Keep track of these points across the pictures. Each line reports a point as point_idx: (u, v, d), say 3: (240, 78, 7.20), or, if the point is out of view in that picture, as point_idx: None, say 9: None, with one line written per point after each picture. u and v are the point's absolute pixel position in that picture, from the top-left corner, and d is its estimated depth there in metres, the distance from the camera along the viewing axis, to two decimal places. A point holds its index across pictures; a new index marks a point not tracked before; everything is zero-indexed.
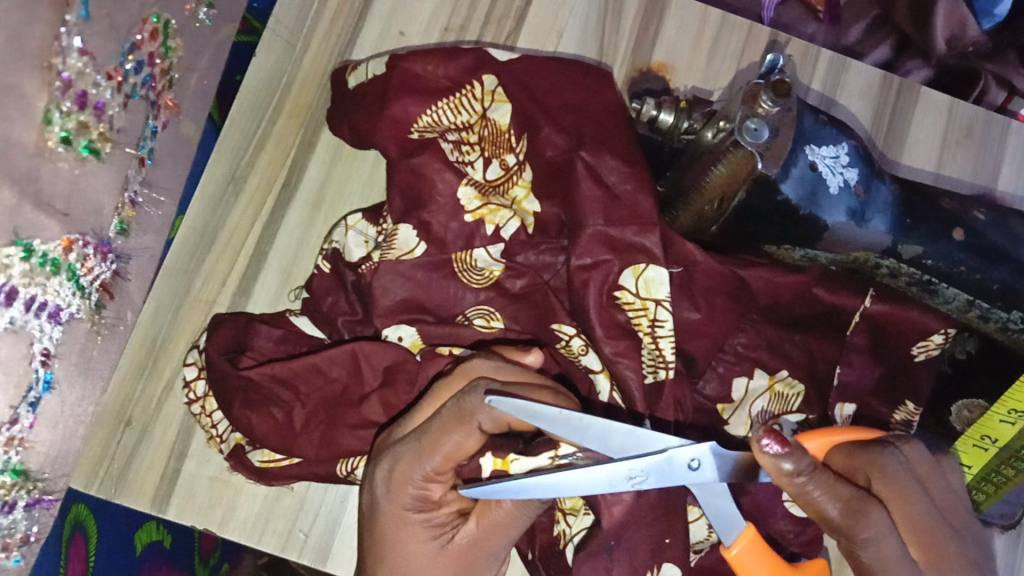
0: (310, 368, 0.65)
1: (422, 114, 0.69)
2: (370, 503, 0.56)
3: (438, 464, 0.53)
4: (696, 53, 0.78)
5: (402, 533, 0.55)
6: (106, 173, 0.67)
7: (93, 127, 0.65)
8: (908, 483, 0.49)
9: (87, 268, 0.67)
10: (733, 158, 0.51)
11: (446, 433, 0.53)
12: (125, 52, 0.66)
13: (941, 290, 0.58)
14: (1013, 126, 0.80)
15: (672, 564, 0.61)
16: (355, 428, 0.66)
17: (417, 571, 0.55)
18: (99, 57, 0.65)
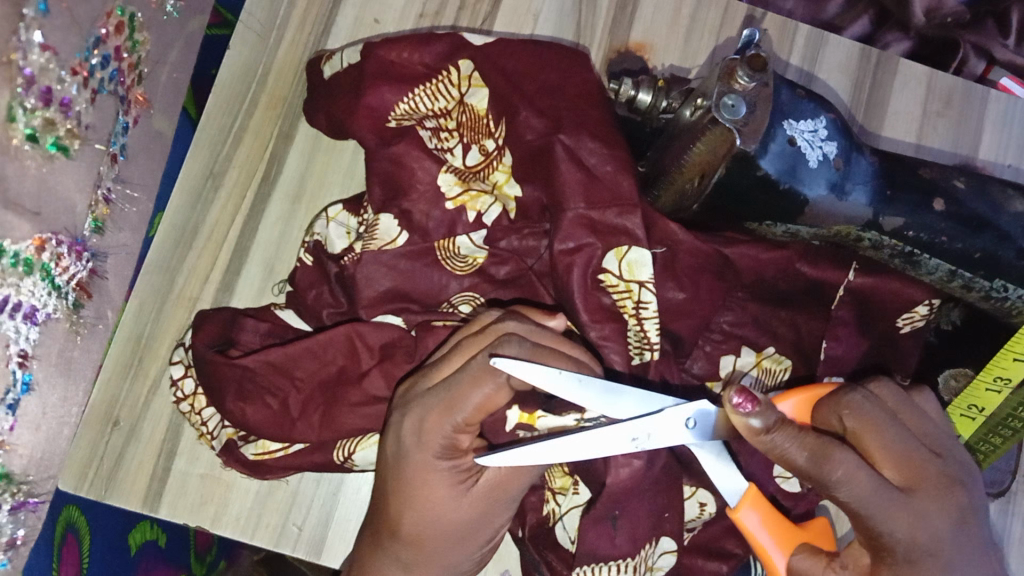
0: (308, 350, 0.64)
1: (399, 102, 0.68)
2: (394, 451, 0.54)
3: (465, 418, 0.51)
4: (674, 31, 0.77)
5: (425, 481, 0.53)
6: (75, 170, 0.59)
7: (60, 123, 0.56)
8: (879, 414, 0.47)
9: (63, 267, 0.58)
10: (711, 135, 0.51)
11: (476, 386, 0.50)
12: (90, 47, 0.58)
13: (923, 261, 0.58)
14: (992, 94, 0.80)
15: (668, 536, 0.62)
16: (357, 406, 0.65)
17: (413, 536, 0.55)
18: (62, 52, 0.54)
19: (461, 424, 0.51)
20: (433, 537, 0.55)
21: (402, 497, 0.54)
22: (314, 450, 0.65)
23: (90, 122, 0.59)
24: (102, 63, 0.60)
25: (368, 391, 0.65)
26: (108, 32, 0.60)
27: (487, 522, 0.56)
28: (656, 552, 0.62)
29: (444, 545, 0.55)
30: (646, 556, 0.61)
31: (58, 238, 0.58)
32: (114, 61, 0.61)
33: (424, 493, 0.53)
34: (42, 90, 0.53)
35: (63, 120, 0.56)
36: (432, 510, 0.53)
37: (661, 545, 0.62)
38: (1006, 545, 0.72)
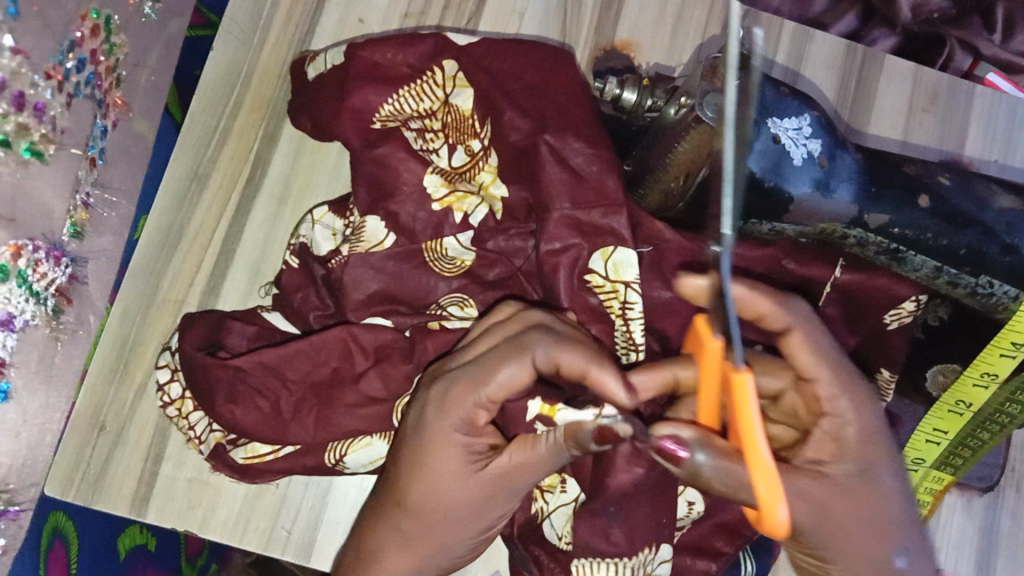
0: (305, 350, 0.64)
1: (383, 104, 0.68)
2: (415, 421, 0.55)
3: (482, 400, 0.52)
4: (659, 29, 0.77)
5: (438, 451, 0.53)
6: (51, 175, 0.58)
7: (35, 128, 0.56)
8: (853, 393, 0.53)
9: (40, 273, 0.58)
10: (695, 133, 0.50)
11: (502, 364, 0.53)
12: (64, 50, 0.58)
13: (909, 258, 0.58)
14: (978, 90, 0.80)
15: (667, 543, 0.61)
16: (356, 407, 0.64)
17: (413, 505, 0.54)
18: (33, 56, 0.55)
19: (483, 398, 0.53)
20: (438, 513, 0.55)
21: (413, 466, 0.54)
22: (304, 455, 0.64)
23: (66, 126, 0.59)
24: (77, 67, 0.59)
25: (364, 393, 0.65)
26: (83, 35, 0.60)
27: (490, 509, 0.56)
28: (656, 559, 0.61)
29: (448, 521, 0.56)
30: (645, 561, 0.60)
31: (34, 244, 0.57)
32: (90, 65, 0.61)
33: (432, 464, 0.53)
34: (15, 94, 0.53)
35: (38, 124, 0.56)
36: (441, 481, 0.54)
37: (660, 553, 0.61)
38: (995, 540, 0.72)
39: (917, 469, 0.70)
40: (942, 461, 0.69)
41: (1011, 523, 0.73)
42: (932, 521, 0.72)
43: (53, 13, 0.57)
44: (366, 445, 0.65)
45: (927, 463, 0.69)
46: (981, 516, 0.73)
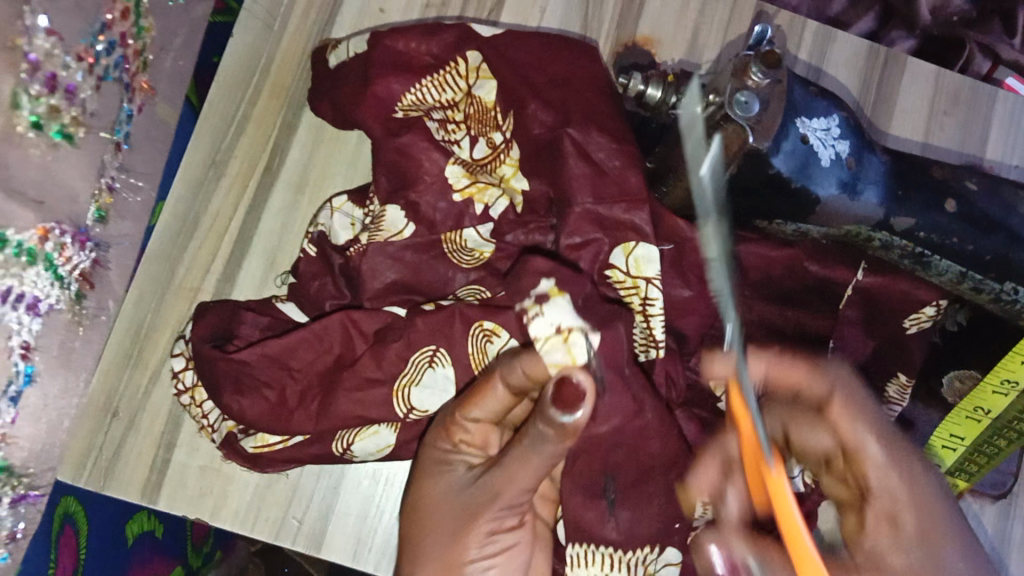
0: (307, 338, 0.64)
1: (406, 93, 0.68)
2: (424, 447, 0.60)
3: (478, 414, 0.57)
4: (682, 25, 0.77)
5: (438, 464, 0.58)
6: (79, 160, 0.58)
7: (64, 111, 0.55)
8: (904, 469, 0.52)
9: (65, 257, 0.58)
10: (724, 134, 0.49)
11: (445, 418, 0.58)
12: (94, 33, 0.57)
13: (933, 262, 0.58)
14: (1000, 94, 0.79)
15: (674, 547, 0.60)
16: (351, 391, 0.62)
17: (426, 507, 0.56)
18: (67, 37, 0.54)
19: (488, 412, 0.57)
20: (433, 538, 0.55)
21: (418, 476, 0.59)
22: (314, 442, 0.64)
23: (94, 110, 0.59)
24: (108, 50, 0.59)
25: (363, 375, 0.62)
26: (113, 18, 0.59)
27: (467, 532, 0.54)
28: (659, 559, 0.60)
29: (438, 542, 0.55)
30: (645, 559, 0.60)
31: (61, 227, 0.57)
32: (120, 48, 0.61)
33: (427, 488, 0.57)
34: (48, 75, 0.52)
35: (67, 107, 0.55)
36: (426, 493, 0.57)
37: (664, 555, 0.60)
38: (1007, 548, 0.72)
39: None
40: (956, 468, 0.69)
41: None
42: None
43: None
44: (374, 433, 0.64)
45: (942, 469, 0.69)
46: (993, 524, 0.73)
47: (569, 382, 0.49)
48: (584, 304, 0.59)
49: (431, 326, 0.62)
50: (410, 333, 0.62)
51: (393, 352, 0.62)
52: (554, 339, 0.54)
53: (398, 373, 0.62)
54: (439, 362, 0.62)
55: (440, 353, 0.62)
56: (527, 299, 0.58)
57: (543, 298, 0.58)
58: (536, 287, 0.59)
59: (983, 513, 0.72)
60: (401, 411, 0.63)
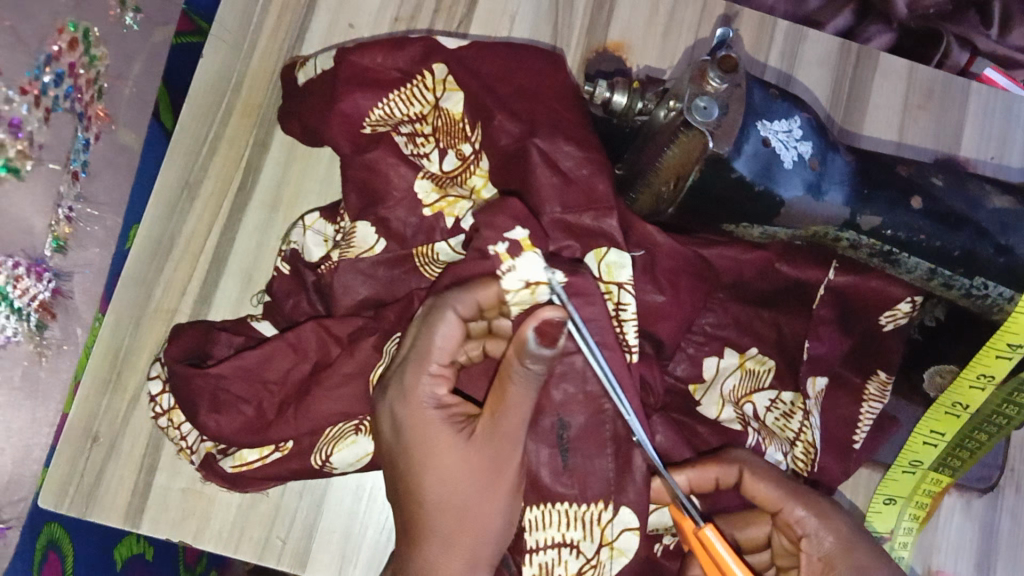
0: (282, 348, 0.64)
1: (374, 108, 0.68)
2: (390, 425, 0.54)
3: (442, 353, 0.53)
4: (651, 31, 0.77)
5: (428, 438, 0.52)
6: (32, 190, 0.71)
7: None
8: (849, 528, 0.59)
9: (20, 288, 0.70)
10: (684, 138, 0.50)
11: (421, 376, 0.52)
12: (40, 65, 0.70)
13: (902, 260, 0.57)
14: (973, 87, 0.80)
15: (631, 509, 0.57)
16: (332, 388, 0.63)
17: (448, 478, 0.52)
18: None
19: (449, 343, 0.53)
20: (464, 501, 0.52)
21: (413, 461, 0.52)
22: (293, 457, 0.64)
23: (44, 141, 0.71)
24: (55, 80, 0.71)
25: (343, 372, 0.63)
26: (60, 49, 0.71)
27: (495, 491, 0.52)
28: (616, 524, 0.57)
29: (471, 497, 0.52)
30: (598, 517, 0.57)
31: (14, 259, 0.70)
32: (69, 77, 0.72)
33: (427, 455, 0.52)
34: None
35: None
36: (441, 468, 0.52)
37: (621, 517, 0.57)
38: (996, 541, 0.72)
39: (914, 471, 0.69)
40: (939, 463, 0.68)
41: (1012, 524, 0.73)
42: (932, 524, 0.72)
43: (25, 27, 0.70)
44: (351, 443, 0.63)
45: (924, 465, 0.69)
46: (981, 519, 0.72)
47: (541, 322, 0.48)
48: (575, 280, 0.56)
49: (399, 315, 0.64)
50: (382, 324, 0.64)
51: (370, 344, 0.63)
52: (523, 293, 0.53)
53: (374, 364, 0.63)
54: None
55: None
56: (497, 248, 0.55)
57: (515, 249, 0.55)
58: (508, 235, 0.55)
59: (968, 507, 0.72)
60: None
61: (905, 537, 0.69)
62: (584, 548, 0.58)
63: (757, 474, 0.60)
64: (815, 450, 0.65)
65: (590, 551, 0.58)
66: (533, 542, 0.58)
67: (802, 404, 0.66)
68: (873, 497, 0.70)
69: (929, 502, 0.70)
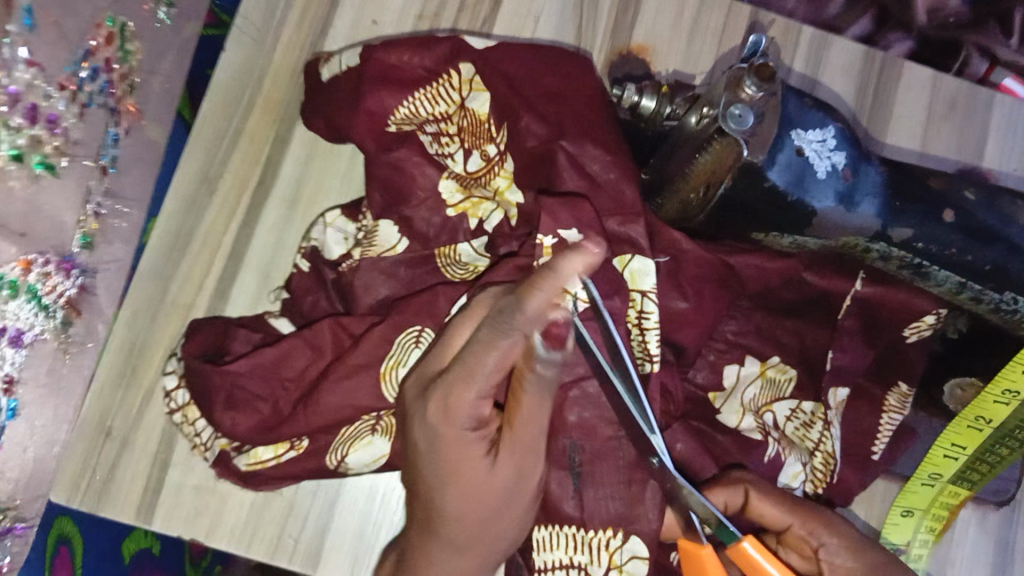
0: (300, 345, 0.64)
1: (399, 106, 0.67)
2: (413, 440, 0.51)
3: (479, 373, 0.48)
4: (676, 34, 0.76)
5: (457, 454, 0.49)
6: (63, 190, 0.72)
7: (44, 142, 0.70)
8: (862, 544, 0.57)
9: (49, 286, 0.70)
10: (718, 145, 0.50)
11: (449, 392, 0.49)
12: (77, 61, 0.71)
13: (932, 273, 0.57)
14: (997, 98, 0.79)
15: (640, 537, 0.56)
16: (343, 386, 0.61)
17: (474, 493, 0.50)
18: (47, 68, 0.70)
19: (499, 368, 0.46)
20: (486, 514, 0.51)
21: (438, 477, 0.50)
22: (308, 456, 0.63)
23: (78, 138, 0.72)
24: (92, 77, 0.72)
25: (351, 362, 0.61)
26: (97, 43, 0.72)
27: (515, 499, 0.52)
28: (623, 550, 0.56)
29: (492, 511, 0.51)
30: (604, 542, 0.57)
31: (45, 257, 0.70)
32: (104, 74, 0.73)
33: (455, 472, 0.50)
34: (27, 108, 0.69)
35: (50, 138, 0.70)
36: (470, 485, 0.50)
37: (630, 544, 0.57)
38: (1012, 555, 0.72)
39: (933, 485, 0.69)
40: (958, 477, 0.68)
41: None
42: (947, 538, 0.71)
43: (69, 24, 0.71)
44: (368, 443, 0.63)
45: (944, 479, 0.68)
46: (997, 532, 0.72)
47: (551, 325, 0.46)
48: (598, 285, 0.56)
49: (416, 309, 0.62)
50: (395, 316, 0.62)
51: (378, 334, 0.61)
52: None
53: (385, 355, 0.61)
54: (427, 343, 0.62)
55: (425, 332, 0.62)
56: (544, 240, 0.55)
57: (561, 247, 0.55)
58: (561, 231, 0.55)
59: (985, 520, 0.72)
60: (391, 395, 0.61)
61: (919, 549, 0.69)
62: (591, 571, 0.57)
63: (763, 492, 0.58)
64: (834, 461, 0.65)
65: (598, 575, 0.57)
66: (541, 562, 0.58)
67: (822, 413, 0.66)
68: (890, 509, 0.70)
69: (946, 515, 0.69)
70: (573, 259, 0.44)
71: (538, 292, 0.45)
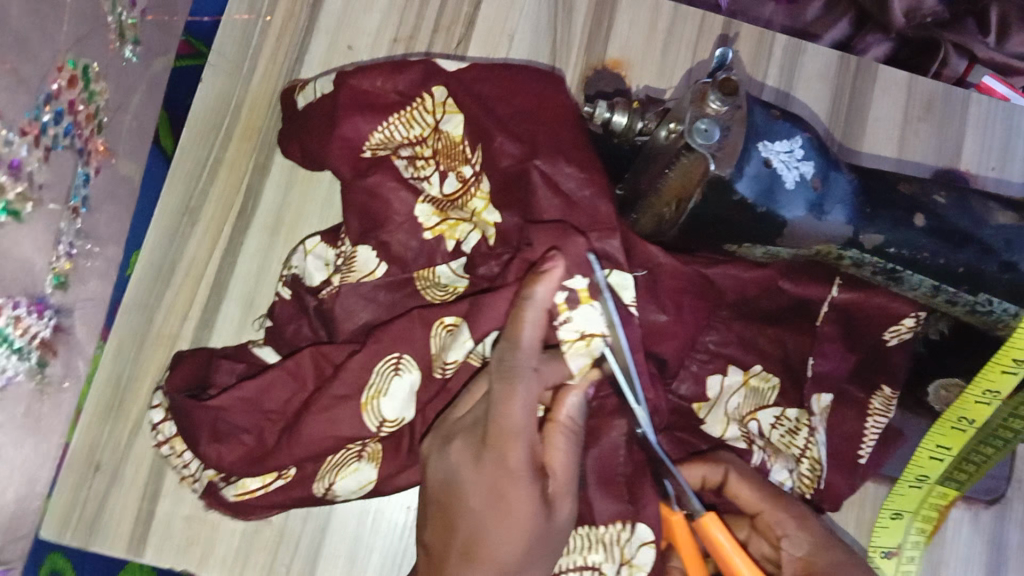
0: (282, 376, 0.64)
1: (373, 132, 0.68)
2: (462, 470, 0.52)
3: (524, 410, 0.50)
4: (649, 47, 0.77)
5: (510, 485, 0.49)
6: (29, 233, 0.64)
7: (11, 187, 0.61)
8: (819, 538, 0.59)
9: (20, 328, 0.63)
10: (686, 160, 0.50)
11: (512, 434, 0.50)
12: (41, 105, 0.63)
13: (906, 277, 0.58)
14: (973, 97, 0.80)
15: (647, 524, 0.58)
16: (324, 412, 0.61)
17: (520, 529, 0.49)
18: (9, 113, 0.59)
19: (530, 414, 0.50)
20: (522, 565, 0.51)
21: (486, 506, 0.50)
22: (296, 484, 0.64)
23: (44, 181, 0.65)
24: (54, 120, 0.65)
25: (332, 394, 0.61)
26: (60, 86, 0.65)
27: (546, 550, 0.51)
28: (632, 540, 0.58)
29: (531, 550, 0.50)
30: (616, 537, 0.58)
31: (13, 301, 0.63)
32: (68, 115, 0.67)
33: (504, 502, 0.49)
34: None
35: (12, 184, 0.61)
36: (521, 518, 0.49)
37: (638, 534, 0.58)
38: (1005, 553, 0.72)
39: (920, 485, 0.68)
40: (944, 476, 0.68)
41: (1019, 535, 0.72)
42: (940, 536, 0.71)
43: (26, 68, 0.61)
44: (354, 470, 0.63)
45: (930, 479, 0.68)
46: (988, 530, 0.72)
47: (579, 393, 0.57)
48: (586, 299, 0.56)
49: (394, 335, 0.61)
50: (372, 344, 0.61)
51: (357, 363, 0.61)
52: (577, 346, 0.55)
53: (364, 383, 0.61)
54: (405, 368, 0.61)
55: (405, 359, 0.61)
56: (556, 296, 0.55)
57: (573, 300, 0.55)
58: (568, 281, 0.55)
59: (976, 518, 0.72)
60: (373, 424, 0.61)
61: (912, 551, 0.69)
62: (606, 569, 0.58)
63: (743, 476, 0.61)
64: (821, 467, 0.65)
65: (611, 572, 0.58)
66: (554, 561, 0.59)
67: (808, 420, 0.66)
68: (880, 511, 0.70)
69: (937, 515, 0.69)
70: (540, 280, 0.52)
71: (529, 320, 0.52)
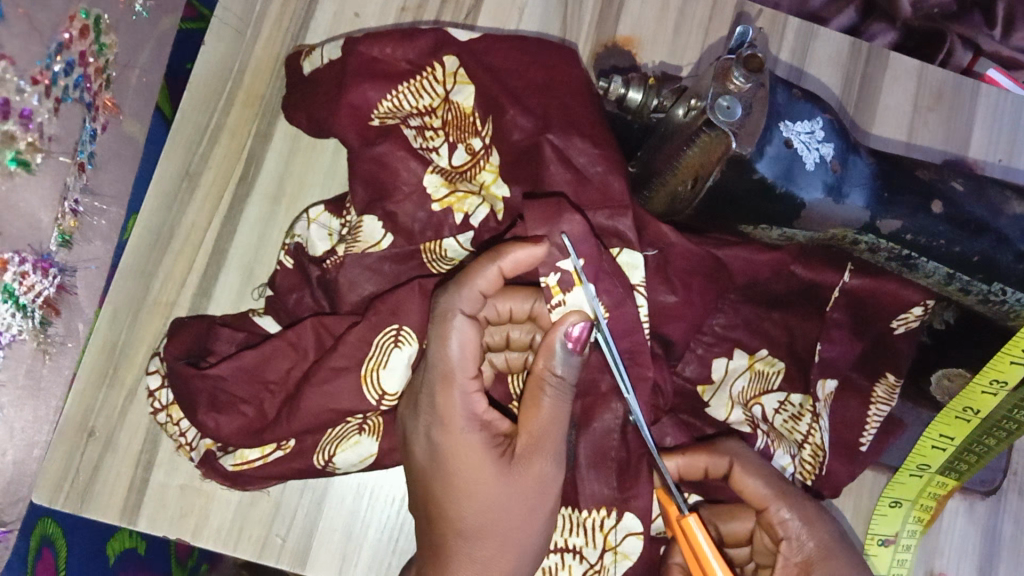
0: (282, 347, 0.63)
1: (382, 100, 0.67)
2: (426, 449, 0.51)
3: (459, 349, 0.50)
4: (661, 25, 0.76)
5: (463, 460, 0.50)
6: (41, 186, 0.67)
7: (20, 138, 0.65)
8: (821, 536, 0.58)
9: (26, 286, 0.65)
10: (706, 137, 0.49)
11: (450, 387, 0.50)
12: (52, 54, 0.67)
13: (921, 264, 0.57)
14: (982, 88, 0.79)
15: (635, 514, 0.57)
16: (322, 385, 0.60)
17: (485, 498, 0.50)
18: (20, 62, 0.64)
19: (466, 356, 0.50)
20: (501, 521, 0.51)
21: (442, 481, 0.51)
22: (296, 456, 0.62)
23: (55, 133, 0.67)
24: (65, 70, 0.68)
25: (329, 365, 0.60)
26: (72, 36, 0.68)
27: (535, 514, 0.52)
28: (619, 528, 0.57)
29: (513, 516, 0.51)
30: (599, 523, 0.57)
31: (20, 256, 0.65)
32: (79, 67, 0.69)
33: (452, 477, 0.50)
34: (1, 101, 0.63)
35: (23, 133, 0.65)
36: (482, 492, 0.50)
37: (624, 522, 0.57)
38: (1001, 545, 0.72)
39: (921, 475, 0.69)
40: (945, 466, 0.68)
41: (1013, 528, 0.72)
42: (935, 526, 0.71)
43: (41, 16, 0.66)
44: (354, 443, 0.62)
45: (931, 469, 0.69)
46: (983, 522, 0.72)
47: (569, 331, 0.52)
48: (597, 277, 0.56)
49: (393, 306, 0.60)
50: (370, 316, 0.60)
51: (355, 336, 0.60)
52: None
53: (363, 357, 0.60)
54: (405, 341, 0.60)
55: (405, 331, 0.60)
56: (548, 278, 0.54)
57: (566, 282, 0.54)
58: (560, 265, 0.54)
59: (971, 509, 0.72)
60: (373, 398, 0.60)
61: (908, 540, 0.69)
62: (586, 553, 0.58)
63: (747, 467, 0.59)
64: (823, 453, 0.64)
65: (593, 556, 0.58)
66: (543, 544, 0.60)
67: (811, 407, 0.65)
68: (879, 500, 0.70)
69: (935, 505, 0.69)
70: (522, 246, 0.52)
71: (481, 268, 0.52)
